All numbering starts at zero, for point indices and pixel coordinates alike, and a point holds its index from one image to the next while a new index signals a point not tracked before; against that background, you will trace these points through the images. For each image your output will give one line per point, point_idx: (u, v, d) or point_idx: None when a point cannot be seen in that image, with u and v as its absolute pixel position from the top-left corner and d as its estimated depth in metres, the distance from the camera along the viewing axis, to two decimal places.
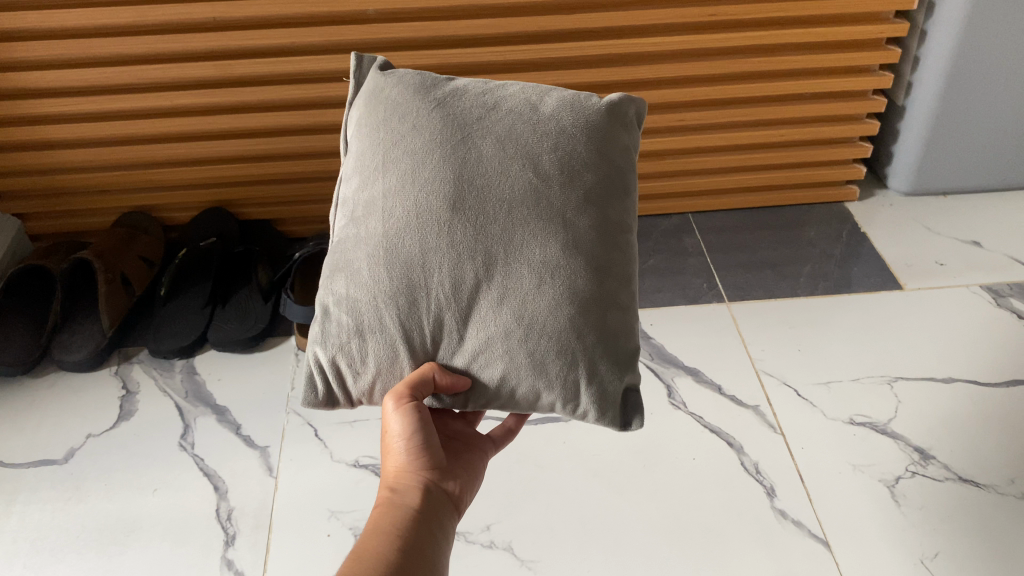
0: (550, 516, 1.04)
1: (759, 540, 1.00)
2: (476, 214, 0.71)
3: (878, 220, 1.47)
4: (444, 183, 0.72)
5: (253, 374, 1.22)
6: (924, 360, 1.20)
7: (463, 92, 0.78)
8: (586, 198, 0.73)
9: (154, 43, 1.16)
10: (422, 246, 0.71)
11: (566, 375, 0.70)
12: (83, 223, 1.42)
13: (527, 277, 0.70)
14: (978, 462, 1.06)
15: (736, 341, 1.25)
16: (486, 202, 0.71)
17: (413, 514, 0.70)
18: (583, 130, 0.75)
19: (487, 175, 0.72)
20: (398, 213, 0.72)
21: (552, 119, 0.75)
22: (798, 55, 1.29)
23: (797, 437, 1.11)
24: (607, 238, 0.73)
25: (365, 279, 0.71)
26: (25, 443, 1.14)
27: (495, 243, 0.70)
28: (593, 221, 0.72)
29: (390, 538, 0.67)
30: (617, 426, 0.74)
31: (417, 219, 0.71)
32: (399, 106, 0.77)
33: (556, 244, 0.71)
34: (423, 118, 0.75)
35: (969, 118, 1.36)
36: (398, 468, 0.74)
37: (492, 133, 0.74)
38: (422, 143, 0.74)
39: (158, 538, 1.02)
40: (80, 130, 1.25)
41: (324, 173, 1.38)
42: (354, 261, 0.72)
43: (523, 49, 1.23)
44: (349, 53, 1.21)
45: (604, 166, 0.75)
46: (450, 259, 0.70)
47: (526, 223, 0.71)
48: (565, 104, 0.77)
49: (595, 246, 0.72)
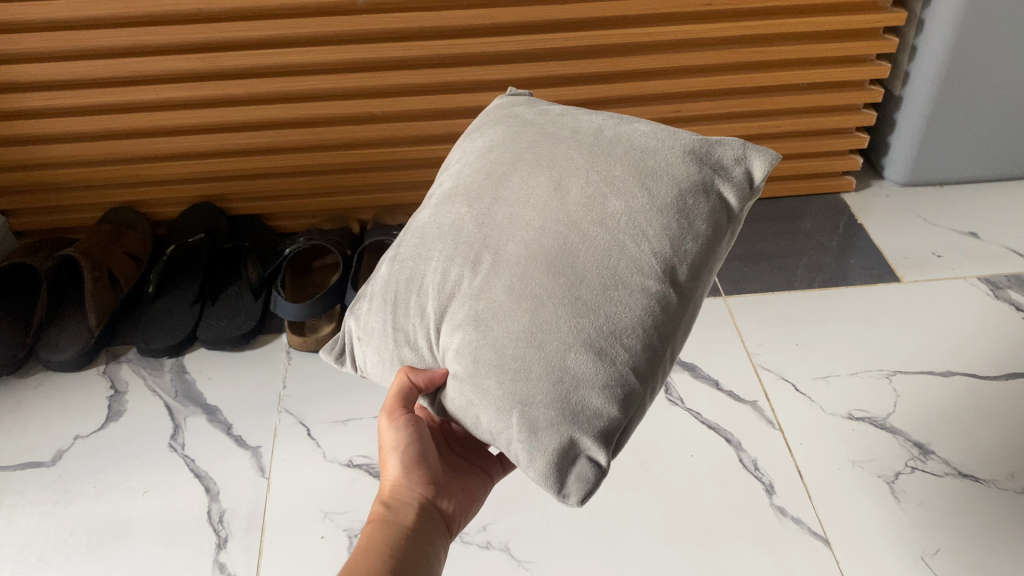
0: (547, 516, 1.02)
1: (759, 538, 0.99)
2: (483, 215, 0.70)
3: (874, 211, 1.46)
4: (472, 187, 0.72)
5: (244, 372, 1.21)
6: (922, 354, 1.19)
7: (546, 112, 0.78)
8: (597, 221, 0.66)
9: (139, 35, 1.14)
10: (431, 238, 0.71)
11: (502, 400, 0.62)
12: (68, 219, 1.40)
13: (500, 288, 0.65)
14: (978, 456, 1.05)
15: (733, 335, 1.24)
16: (497, 210, 0.69)
17: (404, 533, 0.68)
18: (630, 161, 0.69)
19: (509, 184, 0.70)
20: (434, 209, 0.74)
21: (604, 144, 0.71)
22: (795, 45, 1.27)
23: (796, 432, 1.10)
24: (609, 268, 0.65)
25: (389, 261, 0.74)
26: (12, 445, 1.12)
27: (487, 245, 0.68)
28: (595, 247, 0.65)
29: (379, 554, 0.66)
30: (558, 494, 0.62)
31: (441, 216, 0.72)
32: (491, 119, 0.81)
33: (540, 259, 0.65)
34: (496, 130, 0.77)
35: (966, 108, 1.35)
36: (394, 480, 0.72)
37: (534, 148, 0.72)
38: (479, 151, 0.76)
39: (149, 541, 1.00)
40: (64, 124, 1.23)
41: (315, 167, 1.36)
42: (393, 246, 0.77)
43: (516, 40, 1.20)
44: (339, 44, 1.19)
45: (637, 199, 0.67)
46: (446, 257, 0.69)
47: (522, 236, 0.67)
48: (631, 136, 0.72)
49: (589, 277, 0.64)
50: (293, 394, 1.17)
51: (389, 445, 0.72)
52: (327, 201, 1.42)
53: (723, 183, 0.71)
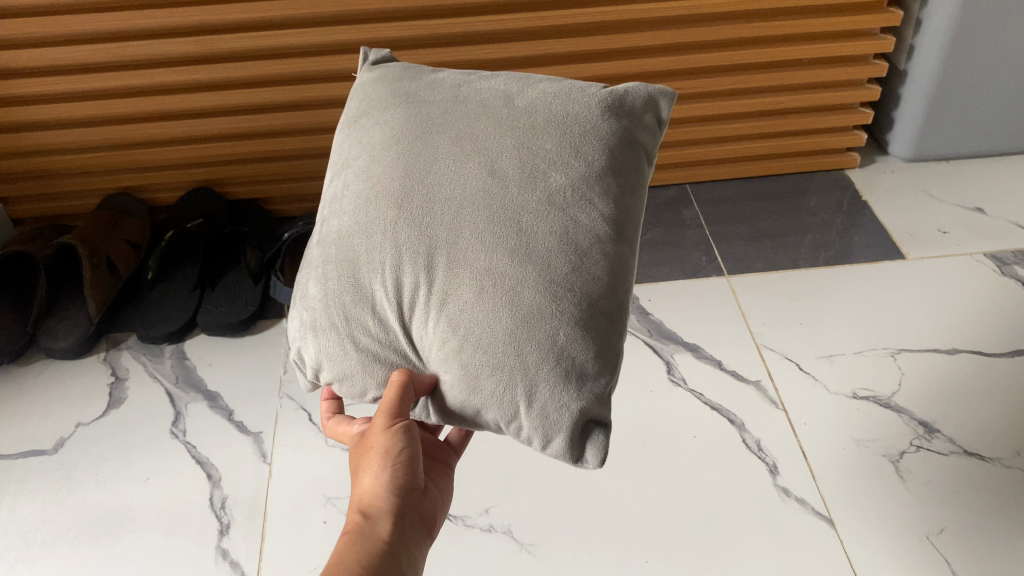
0: (549, 499, 1.02)
1: (763, 519, 0.98)
2: (421, 215, 0.65)
3: (878, 187, 1.44)
4: (393, 184, 0.66)
5: (244, 358, 1.20)
6: (927, 332, 1.18)
7: (439, 83, 0.74)
8: (545, 200, 0.64)
9: (133, 19, 1.12)
10: (368, 246, 0.65)
11: (490, 393, 0.61)
12: (67, 205, 1.39)
13: (466, 284, 0.62)
14: (984, 434, 1.05)
15: (737, 315, 1.23)
16: (433, 202, 0.65)
17: (380, 549, 0.63)
18: (549, 125, 0.68)
19: (437, 174, 0.66)
20: (357, 203, 0.67)
21: (520, 111, 0.69)
22: (798, 19, 1.25)
23: (800, 412, 1.09)
24: (568, 240, 0.63)
25: (318, 278, 0.68)
26: (14, 433, 1.12)
27: (436, 245, 0.64)
28: (547, 223, 0.64)
29: (350, 574, 0.61)
30: (577, 462, 0.63)
31: (365, 222, 0.66)
32: (373, 101, 0.74)
33: (498, 242, 0.63)
34: (388, 116, 0.71)
35: (972, 81, 1.33)
36: (370, 484, 0.66)
37: (448, 132, 0.68)
38: (381, 139, 0.70)
39: (152, 527, 1.00)
40: (60, 110, 1.22)
41: (312, 150, 1.34)
42: (311, 257, 0.70)
43: (514, 18, 1.19)
44: (335, 25, 1.17)
45: (575, 163, 0.66)
46: (392, 258, 0.64)
47: (476, 227, 0.64)
48: (547, 95, 0.70)
49: (559, 257, 0.62)
50: (294, 379, 1.16)
51: (381, 452, 0.65)
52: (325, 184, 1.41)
53: (641, 130, 0.71)
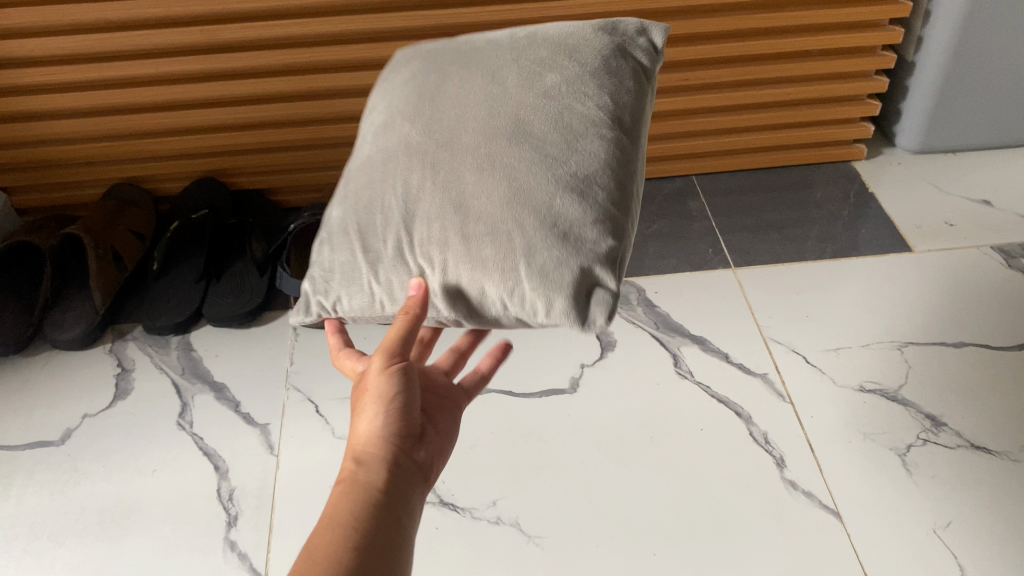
0: (557, 491, 1.02)
1: (770, 512, 0.98)
2: (432, 129, 0.73)
3: (885, 179, 1.44)
4: (410, 109, 0.76)
5: (250, 349, 1.20)
6: (934, 325, 1.18)
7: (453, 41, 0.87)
8: (541, 97, 0.74)
9: (138, 9, 1.12)
10: (386, 169, 0.72)
11: (496, 265, 0.66)
12: (70, 196, 1.38)
13: (471, 177, 0.69)
14: (991, 428, 1.05)
15: (743, 307, 1.22)
16: (444, 119, 0.74)
17: (376, 498, 0.60)
18: (544, 44, 0.79)
19: (447, 99, 0.75)
20: (382, 143, 0.75)
21: (523, 38, 0.81)
22: (806, 10, 1.24)
23: (807, 405, 1.09)
24: (562, 135, 0.71)
25: (342, 203, 0.74)
26: (20, 425, 1.12)
27: (443, 154, 0.71)
28: (541, 119, 0.72)
29: (344, 526, 0.58)
30: (585, 324, 0.67)
31: (387, 148, 0.74)
32: (400, 66, 0.86)
33: (497, 137, 0.71)
34: (412, 66, 0.83)
35: (980, 73, 1.32)
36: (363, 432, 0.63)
37: (460, 68, 0.78)
38: (405, 83, 0.80)
39: (160, 519, 1.01)
40: (64, 100, 1.21)
41: (317, 141, 1.34)
42: (341, 193, 0.76)
43: (521, 8, 1.18)
44: (341, 15, 1.17)
45: (566, 76, 0.75)
46: (406, 167, 0.71)
47: (478, 133, 0.72)
48: (544, 29, 0.82)
49: (551, 142, 0.71)
50: (300, 371, 1.16)
51: (376, 395, 0.64)
52: (330, 175, 1.40)
53: (632, 49, 0.82)
